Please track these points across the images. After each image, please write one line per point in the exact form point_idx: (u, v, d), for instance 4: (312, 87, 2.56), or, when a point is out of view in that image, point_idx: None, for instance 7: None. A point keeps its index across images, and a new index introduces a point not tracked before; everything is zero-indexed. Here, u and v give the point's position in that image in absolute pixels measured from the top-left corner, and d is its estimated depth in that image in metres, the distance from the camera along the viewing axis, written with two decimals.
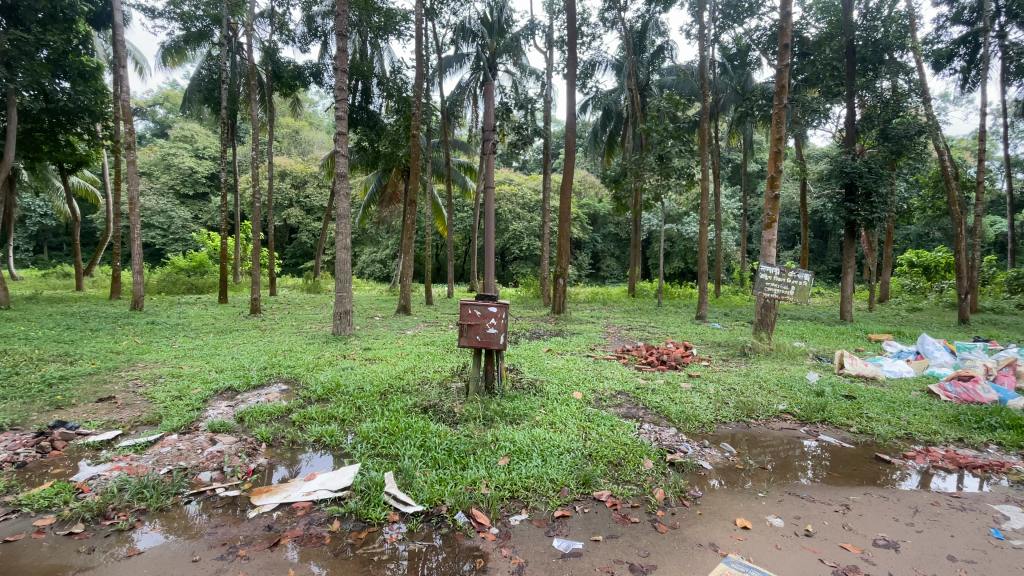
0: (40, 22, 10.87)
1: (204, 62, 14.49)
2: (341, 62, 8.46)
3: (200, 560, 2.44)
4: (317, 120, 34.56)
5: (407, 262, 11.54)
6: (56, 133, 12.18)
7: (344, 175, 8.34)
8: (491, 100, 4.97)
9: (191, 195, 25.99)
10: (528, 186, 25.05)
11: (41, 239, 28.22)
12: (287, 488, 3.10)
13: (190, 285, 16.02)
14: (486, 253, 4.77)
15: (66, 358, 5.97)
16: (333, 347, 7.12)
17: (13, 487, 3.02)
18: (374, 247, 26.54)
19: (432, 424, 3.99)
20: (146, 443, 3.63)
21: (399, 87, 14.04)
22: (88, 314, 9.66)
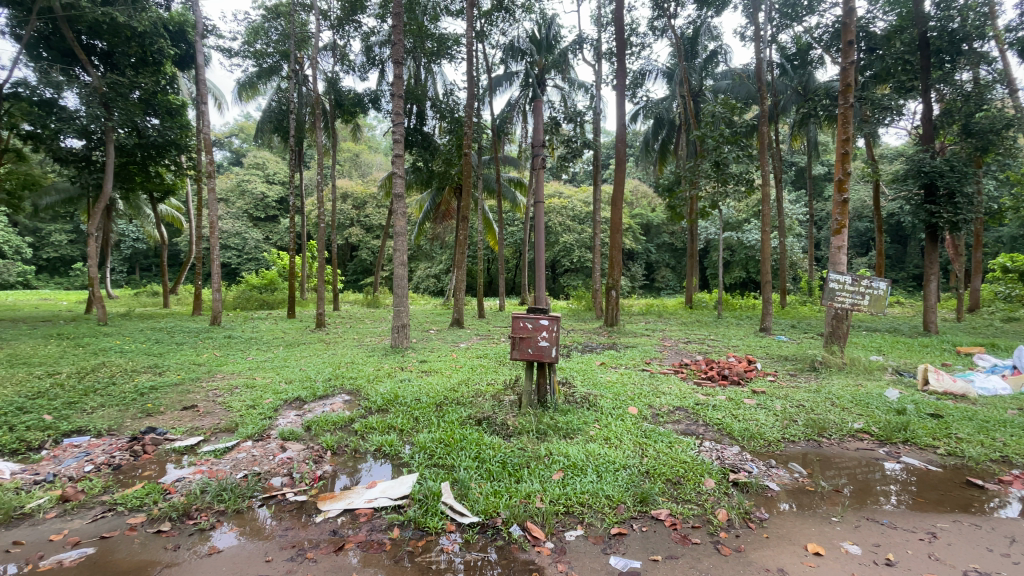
0: (133, 66, 12.26)
1: (274, 94, 15.68)
2: (397, 88, 8.88)
3: (271, 560, 2.57)
4: (375, 144, 36.35)
5: (460, 277, 11.76)
6: (147, 165, 13.53)
7: (400, 195, 8.69)
8: (539, 115, 5.01)
9: (263, 218, 27.97)
10: (578, 199, 25.00)
11: (133, 261, 31.16)
12: (350, 495, 3.22)
13: (262, 302, 17.24)
14: (537, 267, 4.79)
15: (156, 370, 6.55)
16: (391, 359, 7.36)
17: (109, 487, 3.33)
18: (429, 262, 27.32)
19: (486, 436, 4.03)
20: (224, 449, 3.90)
21: (451, 108, 14.60)
22: (174, 329, 10.57)
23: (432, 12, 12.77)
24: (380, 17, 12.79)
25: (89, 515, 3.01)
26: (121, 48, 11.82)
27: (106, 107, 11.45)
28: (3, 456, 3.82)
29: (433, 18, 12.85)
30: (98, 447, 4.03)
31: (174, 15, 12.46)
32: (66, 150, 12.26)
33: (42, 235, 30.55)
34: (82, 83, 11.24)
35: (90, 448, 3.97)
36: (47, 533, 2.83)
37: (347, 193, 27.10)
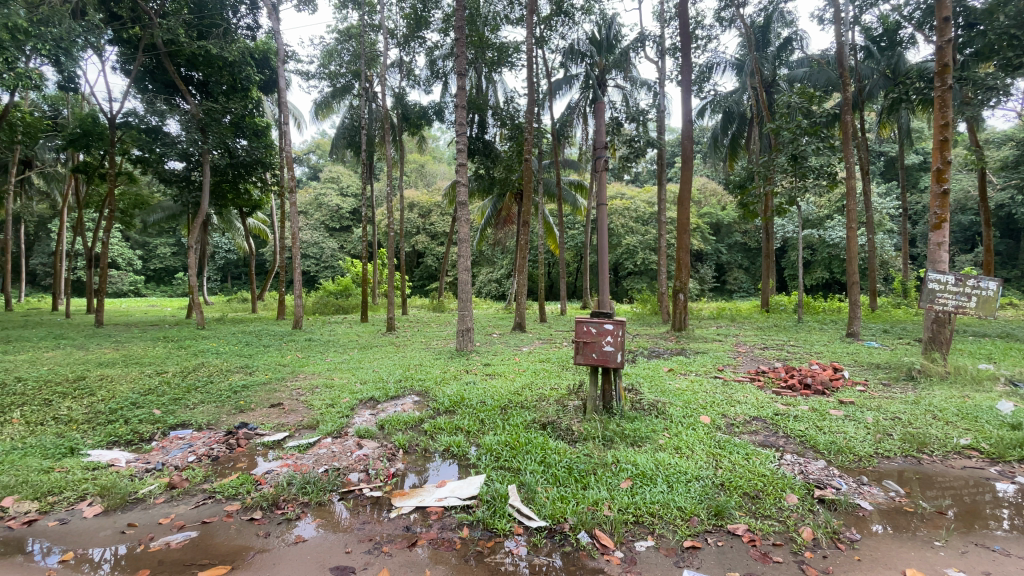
0: (225, 93, 13.52)
1: (347, 112, 16.67)
2: (460, 98, 9.13)
3: (351, 552, 2.73)
4: (438, 154, 37.61)
5: (522, 281, 11.83)
6: (237, 183, 14.82)
7: (464, 203, 8.91)
8: (602, 117, 4.92)
9: (337, 228, 29.75)
10: (641, 200, 24.40)
11: (226, 271, 34.25)
12: (421, 493, 3.34)
13: (338, 307, 18.38)
14: (600, 271, 4.71)
15: (247, 370, 7.16)
16: (456, 362, 7.54)
17: (209, 476, 3.68)
18: (491, 267, 27.76)
19: (551, 440, 4.02)
20: (307, 445, 4.19)
21: (511, 115, 14.77)
22: (261, 333, 11.50)
23: (493, 22, 13.02)
24: (444, 31, 13.22)
25: (193, 501, 3.34)
26: (215, 77, 13.10)
27: (203, 131, 12.75)
28: (123, 445, 4.34)
29: (494, 28, 13.09)
30: (200, 439, 4.47)
31: (259, 44, 13.63)
32: (169, 171, 13.70)
33: (150, 248, 34.37)
34: (182, 111, 12.63)
35: (192, 441, 4.41)
36: (157, 516, 3.16)
37: (413, 203, 28.25)
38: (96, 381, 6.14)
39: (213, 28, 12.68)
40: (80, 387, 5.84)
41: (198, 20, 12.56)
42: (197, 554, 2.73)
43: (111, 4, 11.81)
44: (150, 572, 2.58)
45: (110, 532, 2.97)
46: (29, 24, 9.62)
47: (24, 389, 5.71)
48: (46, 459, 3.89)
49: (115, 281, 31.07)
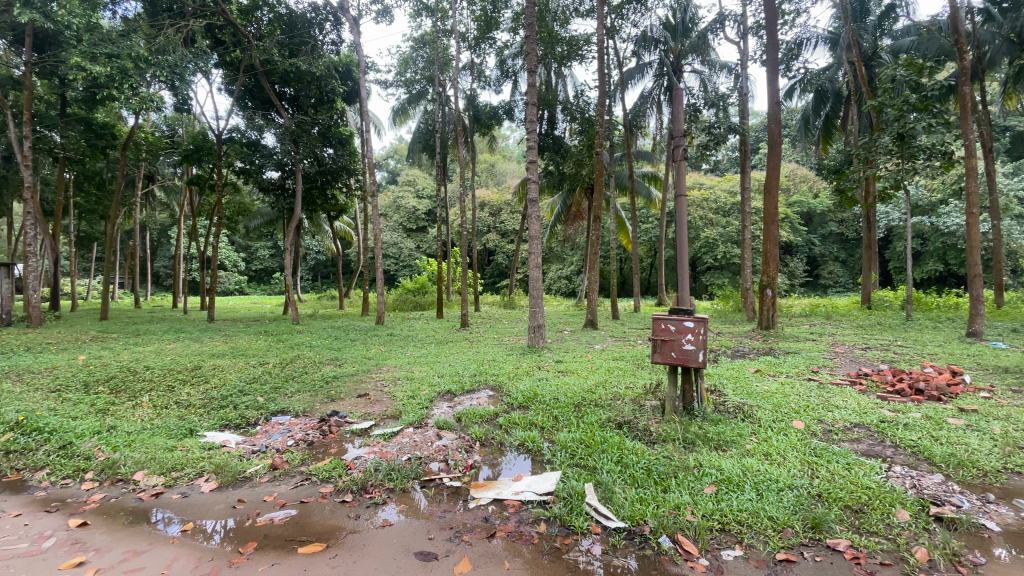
0: (314, 105, 14.58)
1: (422, 117, 17.32)
2: (530, 96, 9.15)
3: (433, 538, 2.84)
4: (508, 153, 38.07)
5: (593, 277, 11.63)
6: (325, 189, 15.90)
7: (535, 200, 8.92)
8: (680, 104, 4.65)
9: (414, 229, 31.10)
10: (721, 190, 23.11)
11: (316, 271, 37.12)
12: (497, 485, 3.41)
13: (416, 304, 19.22)
14: (679, 264, 4.50)
15: (336, 362, 7.71)
16: (529, 358, 7.59)
17: (305, 459, 4.00)
18: (561, 264, 27.65)
19: (628, 440, 3.93)
20: (391, 434, 4.42)
21: (581, 109, 14.59)
22: (348, 327, 12.31)
23: (562, 16, 12.94)
24: (513, 30, 13.34)
25: (292, 482, 3.64)
26: (305, 91, 14.17)
27: (295, 142, 13.86)
28: (233, 428, 4.84)
29: (563, 22, 13.02)
30: (298, 424, 4.88)
31: (343, 57, 14.56)
32: (267, 181, 15.02)
33: (252, 251, 37.98)
34: (277, 124, 13.84)
35: (290, 426, 4.82)
36: (262, 494, 3.49)
37: (484, 202, 28.91)
38: (211, 369, 6.92)
39: (302, 46, 13.67)
40: (197, 374, 6.61)
41: (289, 39, 13.58)
42: (296, 531, 2.98)
43: (216, 32, 13.18)
44: (257, 544, 2.85)
45: (224, 507, 3.32)
46: (150, 53, 10.96)
47: (154, 375, 6.56)
48: (171, 438, 4.44)
49: (224, 281, 34.73)
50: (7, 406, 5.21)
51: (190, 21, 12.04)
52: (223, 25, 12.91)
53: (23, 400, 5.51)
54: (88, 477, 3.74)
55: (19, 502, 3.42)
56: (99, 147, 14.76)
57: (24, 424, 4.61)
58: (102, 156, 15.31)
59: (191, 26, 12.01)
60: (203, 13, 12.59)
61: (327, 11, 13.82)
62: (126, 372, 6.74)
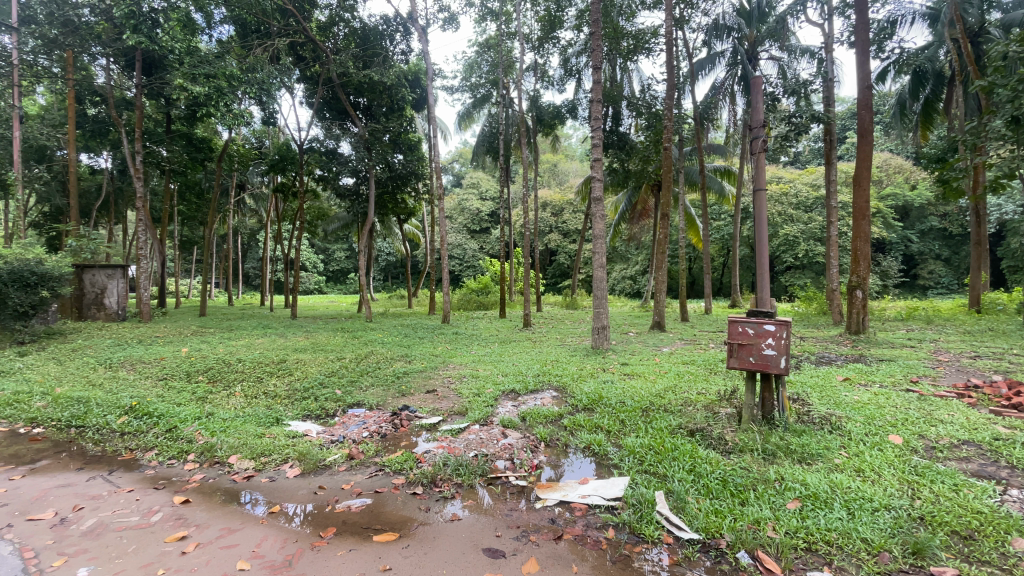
0: (385, 114, 15.24)
1: (486, 120, 17.60)
2: (595, 93, 9.00)
3: (501, 536, 2.87)
4: (572, 152, 37.87)
5: (660, 277, 11.26)
6: (396, 194, 16.55)
7: (599, 198, 8.75)
8: (759, 94, 4.37)
9: (478, 231, 31.77)
10: (802, 184, 21.56)
11: (387, 272, 38.98)
12: (563, 487, 3.40)
13: (479, 303, 19.59)
14: (758, 262, 4.25)
15: (406, 358, 8.02)
16: (593, 360, 7.49)
17: (379, 451, 4.20)
18: (625, 264, 27.08)
19: (701, 449, 3.76)
20: (459, 430, 4.53)
21: (648, 104, 14.12)
22: (416, 326, 12.77)
23: (629, 10, 12.62)
24: (577, 28, 13.23)
25: (368, 472, 3.83)
26: (377, 101, 14.85)
27: (368, 149, 14.61)
28: (314, 418, 5.18)
29: (629, 16, 12.73)
30: (372, 417, 5.13)
31: (412, 66, 15.13)
32: (344, 187, 15.95)
33: (329, 253, 40.48)
34: (352, 134, 14.67)
35: (365, 418, 5.08)
36: (340, 482, 3.71)
37: (547, 202, 28.95)
38: (294, 363, 7.46)
39: (374, 57, 14.31)
40: (282, 367, 7.15)
41: (362, 51, 14.28)
42: (371, 519, 3.13)
43: (298, 48, 14.20)
44: (336, 530, 3.02)
45: (306, 492, 3.56)
46: (241, 72, 11.99)
47: (245, 367, 7.18)
48: (260, 426, 4.83)
49: (305, 281, 37.29)
50: (123, 392, 5.90)
51: (275, 40, 13.03)
52: (304, 42, 13.87)
53: (137, 386, 6.24)
54: (189, 459, 4.15)
55: (133, 478, 3.86)
56: (198, 159, 16.35)
57: (137, 409, 5.20)
58: (201, 168, 16.95)
59: (276, 45, 13.00)
60: (286, 33, 13.56)
61: (397, 22, 14.42)
62: (222, 364, 7.43)
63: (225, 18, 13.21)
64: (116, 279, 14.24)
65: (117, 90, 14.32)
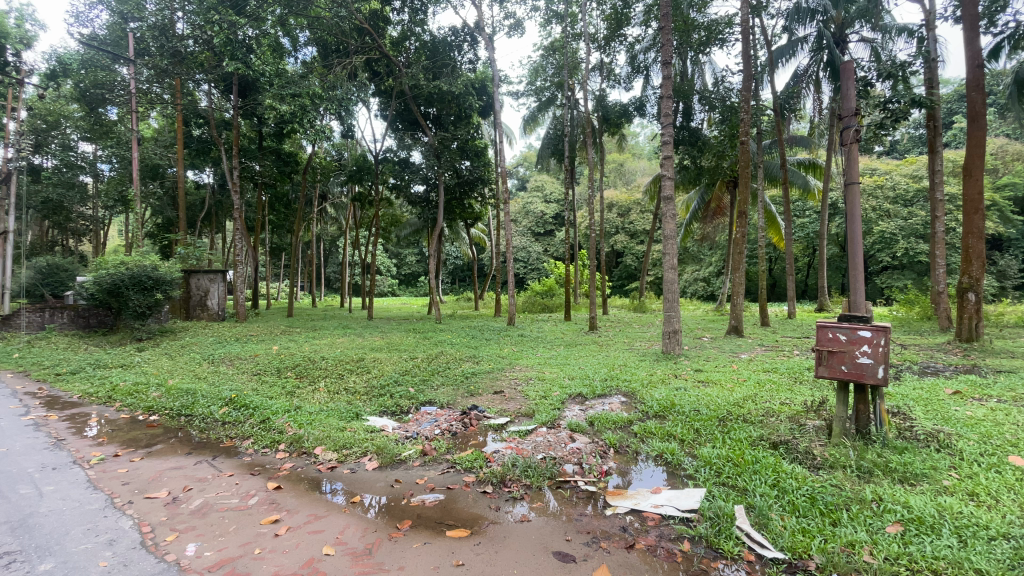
0: (453, 122, 15.69)
1: (551, 123, 17.65)
2: (665, 89, 8.69)
3: (571, 540, 2.85)
4: (639, 151, 36.94)
5: (735, 279, 10.64)
6: (463, 199, 16.98)
7: (670, 198, 8.43)
8: (850, 81, 4.04)
9: (542, 233, 31.88)
10: (900, 175, 19.56)
11: (455, 275, 40.17)
12: (635, 495, 3.31)
13: (544, 305, 19.63)
14: (850, 263, 3.91)
15: (474, 359, 8.20)
16: (664, 365, 7.24)
17: (450, 449, 4.33)
18: (697, 265, 25.96)
19: (785, 463, 3.51)
20: (526, 431, 4.56)
21: (722, 97, 13.44)
22: (482, 327, 13.02)
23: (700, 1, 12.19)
24: (645, 23, 12.95)
25: (440, 468, 3.96)
26: (446, 111, 15.34)
27: (437, 157, 15.17)
28: (390, 415, 5.44)
29: (701, 7, 12.24)
30: (443, 415, 5.29)
31: (479, 74, 15.50)
32: (415, 195, 16.68)
33: (401, 257, 42.39)
34: (423, 143, 15.32)
35: (437, 416, 5.25)
36: (414, 476, 3.86)
37: (613, 203, 28.45)
38: (371, 361, 7.88)
39: (443, 68, 14.79)
40: (361, 365, 7.59)
41: (432, 63, 14.82)
42: (444, 515, 3.24)
43: (373, 65, 15.00)
44: (411, 523, 3.15)
45: (383, 484, 3.75)
46: (323, 90, 12.87)
47: (327, 364, 7.70)
48: (341, 420, 5.15)
49: (379, 284, 39.29)
50: (224, 386, 6.53)
51: (353, 58, 13.86)
52: (379, 58, 14.63)
53: (235, 381, 6.87)
54: (280, 448, 4.51)
55: (233, 464, 4.25)
56: (286, 172, 17.77)
57: (235, 401, 5.73)
58: (288, 180, 18.40)
59: (354, 62, 13.86)
60: (363, 50, 14.39)
61: (465, 32, 14.84)
62: (307, 361, 8.02)
63: (310, 41, 14.37)
64: (217, 282, 15.80)
65: (217, 112, 15.90)
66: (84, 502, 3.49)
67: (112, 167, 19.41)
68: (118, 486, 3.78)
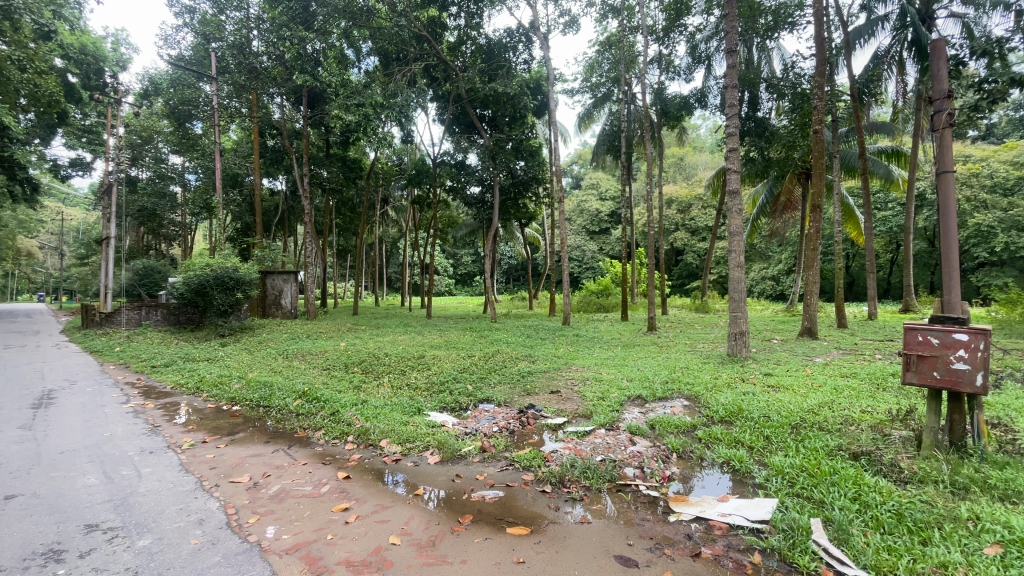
0: (508, 123, 15.79)
1: (607, 118, 17.36)
2: (730, 78, 8.28)
3: (633, 545, 2.80)
4: (700, 144, 35.54)
5: (808, 278, 9.97)
6: (518, 199, 17.05)
7: (735, 193, 8.05)
8: (942, 61, 3.66)
9: (598, 231, 31.48)
10: (1001, 161, 17.54)
11: (509, 274, 40.57)
12: (701, 503, 3.20)
13: (600, 305, 19.35)
14: (942, 259, 3.55)
15: (530, 358, 8.24)
16: (730, 368, 6.92)
17: (508, 447, 4.37)
18: (764, 263, 24.63)
19: (868, 476, 3.26)
20: (584, 432, 4.52)
21: (793, 84, 12.51)
22: (537, 327, 13.02)
23: None
24: (708, 11, 12.45)
25: (499, 466, 4.02)
26: (502, 113, 15.48)
27: (493, 159, 15.37)
28: (449, 411, 5.58)
29: None
30: (501, 413, 5.36)
31: (534, 74, 15.53)
32: (471, 196, 17.02)
33: (457, 258, 43.32)
34: (479, 145, 15.55)
35: (494, 414, 5.32)
36: (474, 472, 3.94)
37: (672, 199, 27.50)
38: (431, 358, 8.12)
39: (499, 69, 14.93)
40: (421, 362, 7.85)
41: (488, 66, 15.00)
42: (504, 511, 3.28)
43: (431, 71, 15.40)
44: (472, 517, 3.22)
45: (445, 478, 3.85)
46: (385, 99, 13.34)
47: (390, 361, 8.02)
48: (404, 414, 5.35)
49: (437, 283, 40.33)
50: (297, 379, 6.96)
51: (412, 65, 14.29)
52: (437, 63, 15.02)
53: (307, 375, 7.31)
54: (349, 440, 4.75)
55: (306, 454, 4.53)
56: (351, 178, 18.67)
57: (308, 394, 6.10)
58: (353, 185, 19.32)
59: (413, 70, 14.28)
60: (421, 57, 14.82)
61: (520, 33, 14.92)
62: (372, 357, 8.38)
63: (372, 51, 15.03)
64: (290, 283, 16.88)
65: (288, 123, 16.96)
66: (178, 483, 3.86)
67: (197, 177, 21.15)
68: (207, 470, 4.14)
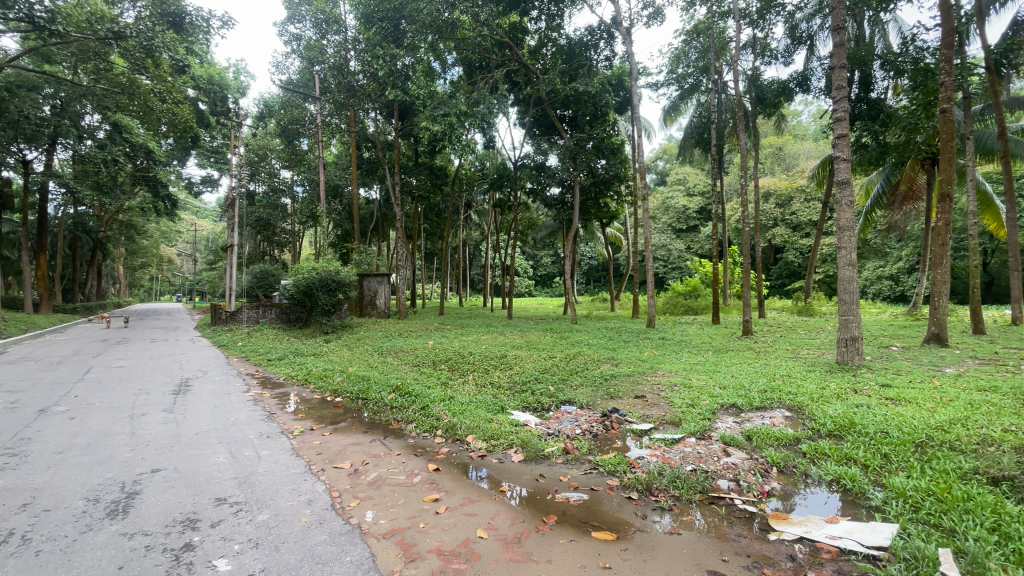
0: (589, 122, 15.55)
1: (694, 110, 16.58)
2: (838, 58, 7.50)
3: (727, 561, 2.65)
4: (802, 131, 32.62)
5: (935, 277, 8.76)
6: (599, 198, 16.81)
7: (844, 183, 7.29)
8: None
9: (685, 229, 30.13)
10: None
11: (590, 275, 40.17)
12: (806, 523, 2.95)
13: (687, 307, 18.48)
14: None
15: (613, 361, 8.08)
16: (840, 378, 6.26)
17: (593, 450, 4.33)
18: (880, 260, 22.01)
19: (1013, 505, 2.80)
20: (673, 440, 4.35)
21: (914, 58, 11.07)
22: (620, 329, 12.71)
23: None
24: None
25: (583, 468, 3.99)
26: (582, 113, 15.33)
27: (573, 159, 15.28)
28: (532, 410, 5.65)
29: None
30: (583, 415, 5.32)
31: (616, 69, 15.21)
32: (551, 197, 17.14)
33: (538, 259, 43.65)
34: (559, 146, 15.52)
35: (577, 416, 5.30)
36: (558, 473, 3.95)
37: (771, 192, 25.48)
38: (513, 358, 8.24)
39: (580, 69, 14.88)
40: (504, 361, 8.01)
41: (569, 66, 14.98)
42: (589, 515, 3.25)
43: (512, 76, 15.63)
44: (557, 518, 3.23)
45: (529, 477, 3.90)
46: (469, 107, 13.77)
47: (474, 359, 8.27)
48: (489, 412, 5.50)
49: (519, 284, 40.96)
50: (391, 375, 7.43)
51: (495, 72, 14.55)
52: (518, 68, 15.24)
53: (399, 370, 7.78)
54: (438, 433, 4.99)
55: (400, 445, 4.83)
56: (437, 184, 19.58)
57: (400, 389, 6.48)
58: (439, 191, 20.22)
59: (496, 76, 14.55)
60: (504, 64, 15.09)
61: (601, 29, 14.67)
62: (457, 356, 8.70)
63: (457, 62, 15.64)
64: (384, 285, 18.04)
65: (381, 135, 18.21)
66: (290, 466, 4.30)
67: (304, 189, 23.34)
68: (314, 455, 4.56)
